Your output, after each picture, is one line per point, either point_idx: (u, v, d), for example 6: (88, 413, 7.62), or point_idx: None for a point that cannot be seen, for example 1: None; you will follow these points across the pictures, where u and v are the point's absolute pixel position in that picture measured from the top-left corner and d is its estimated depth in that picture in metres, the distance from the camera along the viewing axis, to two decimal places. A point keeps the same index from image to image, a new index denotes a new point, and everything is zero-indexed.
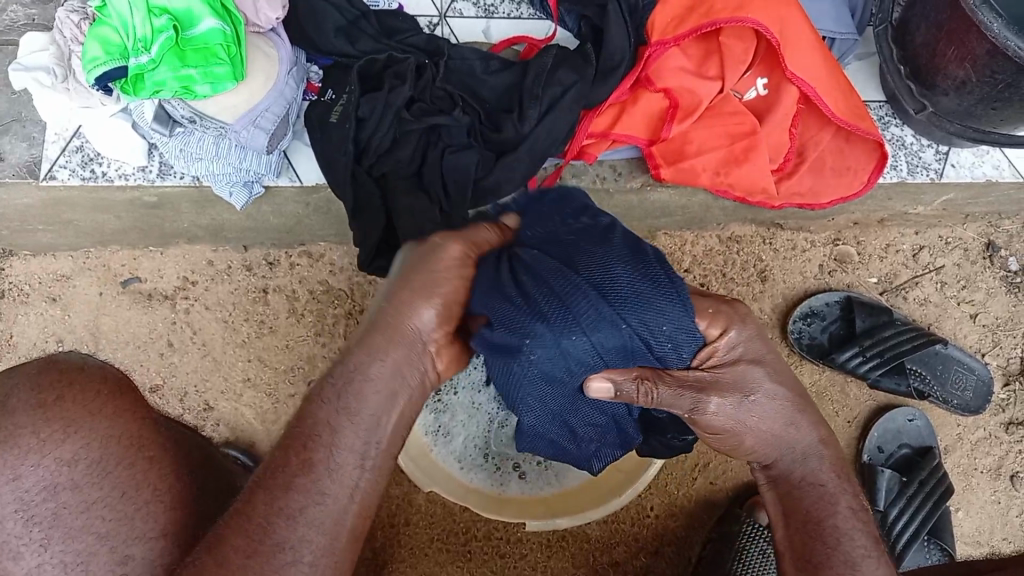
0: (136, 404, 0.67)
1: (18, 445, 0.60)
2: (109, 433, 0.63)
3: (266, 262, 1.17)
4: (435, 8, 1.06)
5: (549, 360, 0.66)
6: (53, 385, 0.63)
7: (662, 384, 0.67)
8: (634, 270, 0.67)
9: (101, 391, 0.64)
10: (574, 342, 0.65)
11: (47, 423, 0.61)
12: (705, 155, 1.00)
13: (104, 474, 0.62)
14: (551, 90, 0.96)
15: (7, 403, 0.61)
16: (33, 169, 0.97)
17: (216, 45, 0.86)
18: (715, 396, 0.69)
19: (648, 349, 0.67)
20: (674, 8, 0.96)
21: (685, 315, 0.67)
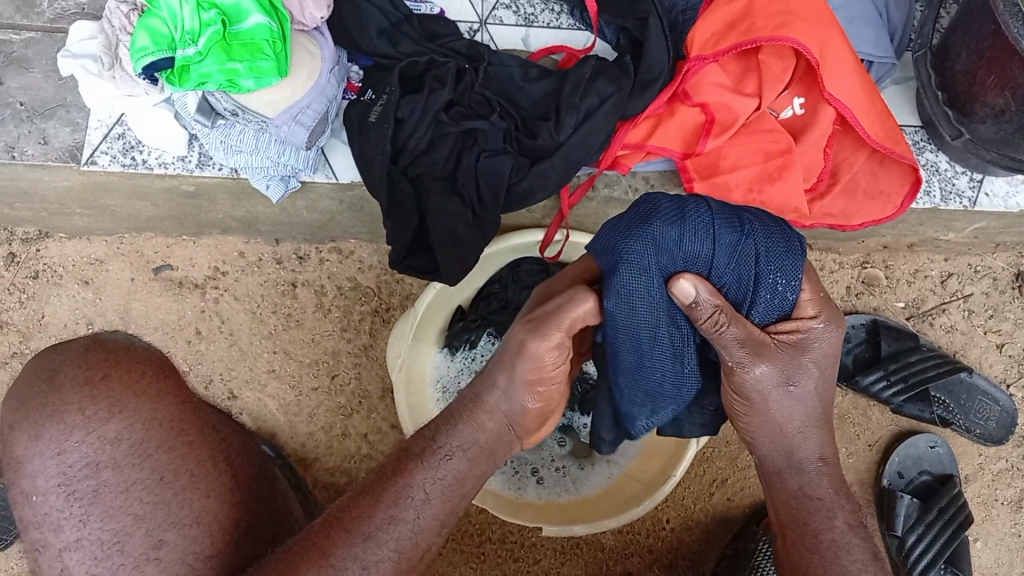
0: (179, 388, 0.74)
1: (64, 420, 0.68)
2: (151, 415, 0.70)
3: (296, 257, 1.18)
4: (476, 14, 1.07)
5: (677, 226, 0.71)
6: (100, 363, 0.71)
7: (727, 323, 0.69)
8: (764, 213, 0.76)
9: (147, 372, 0.72)
10: (697, 212, 0.72)
11: (93, 401, 0.69)
12: (739, 172, 1.00)
13: (145, 456, 0.69)
14: (589, 101, 0.96)
15: (56, 378, 0.70)
16: (75, 154, 0.99)
17: (262, 41, 0.87)
18: (767, 361, 0.71)
19: (752, 263, 0.72)
20: (715, 23, 0.96)
21: (797, 255, 0.73)
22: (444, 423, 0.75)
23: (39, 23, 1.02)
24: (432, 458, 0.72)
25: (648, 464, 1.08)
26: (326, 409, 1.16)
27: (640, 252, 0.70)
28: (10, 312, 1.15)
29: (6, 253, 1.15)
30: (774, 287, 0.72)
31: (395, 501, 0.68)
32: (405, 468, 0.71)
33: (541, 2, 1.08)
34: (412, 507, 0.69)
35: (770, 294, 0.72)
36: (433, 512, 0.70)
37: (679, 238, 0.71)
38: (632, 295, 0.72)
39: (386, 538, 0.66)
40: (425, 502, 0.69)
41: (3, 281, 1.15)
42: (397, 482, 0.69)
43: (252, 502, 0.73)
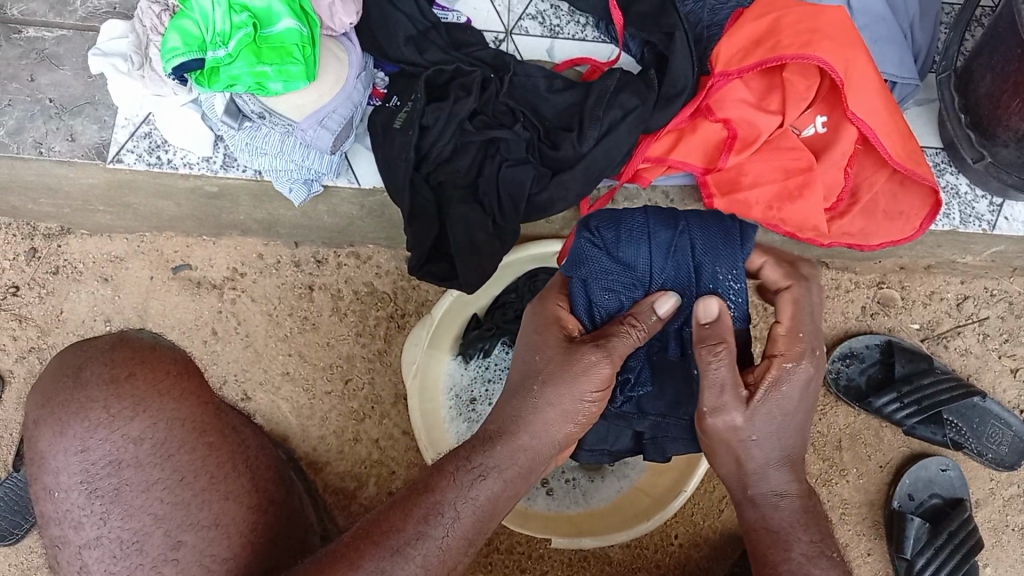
0: (203, 387, 0.74)
1: (88, 418, 0.69)
2: (174, 415, 0.71)
3: (314, 260, 1.19)
4: (502, 24, 1.08)
5: (614, 230, 0.79)
6: (126, 362, 0.71)
7: (722, 360, 0.70)
8: (706, 215, 0.82)
9: (172, 371, 0.73)
10: (635, 219, 0.80)
11: (118, 400, 0.69)
12: (759, 188, 1.01)
13: (167, 455, 0.69)
14: (613, 113, 0.97)
15: (83, 374, 0.70)
16: (102, 152, 1.00)
17: (292, 45, 0.88)
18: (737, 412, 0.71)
19: (690, 257, 0.79)
20: (741, 40, 0.97)
21: (733, 248, 0.79)
22: (483, 443, 0.73)
23: (72, 21, 1.03)
24: (466, 476, 0.72)
25: (658, 479, 1.08)
26: (338, 413, 1.17)
27: (584, 255, 0.79)
28: (29, 307, 1.16)
29: (28, 248, 1.16)
30: (715, 277, 0.78)
31: (426, 517, 0.69)
32: (437, 484, 0.71)
33: (567, 14, 1.09)
34: (442, 524, 0.69)
35: (713, 284, 0.78)
36: (462, 531, 0.70)
37: (616, 240, 0.79)
38: (590, 294, 0.78)
39: (414, 553, 0.67)
40: (456, 520, 0.69)
41: (23, 275, 1.16)
42: (428, 499, 0.70)
43: (268, 504, 0.74)
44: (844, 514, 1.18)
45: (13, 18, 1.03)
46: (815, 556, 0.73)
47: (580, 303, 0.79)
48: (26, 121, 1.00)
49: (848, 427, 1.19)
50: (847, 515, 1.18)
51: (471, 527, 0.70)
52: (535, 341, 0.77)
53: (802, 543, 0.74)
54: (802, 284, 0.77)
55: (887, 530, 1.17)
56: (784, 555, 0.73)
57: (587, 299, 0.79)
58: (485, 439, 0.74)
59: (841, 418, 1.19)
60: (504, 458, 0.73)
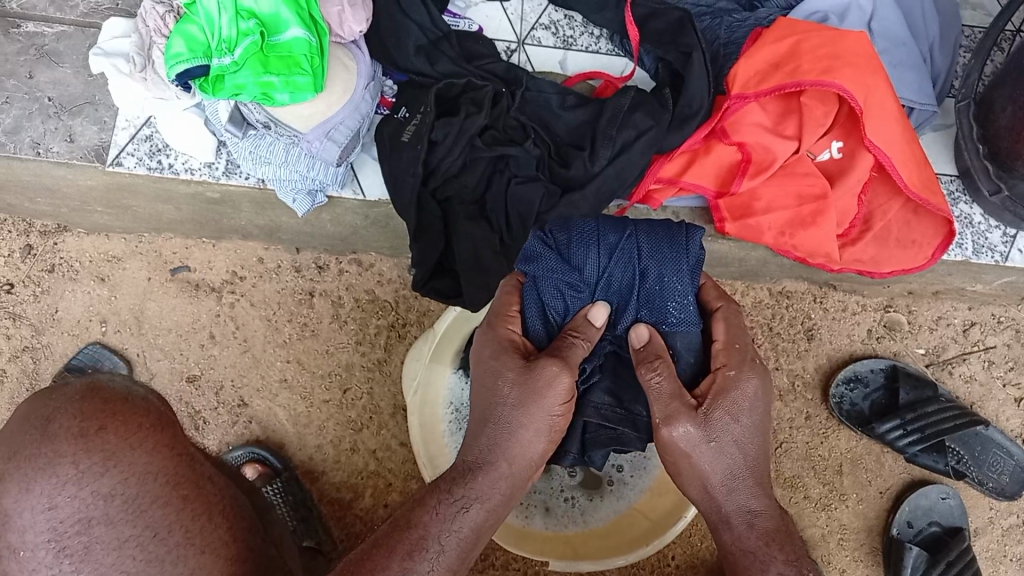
0: (175, 439, 0.66)
1: (56, 473, 0.59)
2: (146, 469, 0.62)
3: (315, 266, 1.16)
4: (515, 33, 1.07)
5: (565, 233, 0.80)
6: (96, 414, 0.62)
7: (662, 373, 0.73)
8: (658, 225, 0.81)
9: (144, 423, 0.64)
10: (584, 225, 0.80)
11: (88, 455, 0.60)
12: (772, 214, 0.99)
13: (140, 512, 0.61)
14: (625, 133, 0.95)
15: (49, 427, 0.60)
16: (101, 154, 0.98)
17: (300, 54, 0.87)
18: (685, 421, 0.72)
19: (636, 259, 0.79)
20: (759, 62, 0.94)
21: (679, 253, 0.79)
22: (461, 475, 0.73)
23: (72, 17, 1.01)
24: (449, 509, 0.72)
25: (657, 501, 1.06)
26: (336, 422, 1.15)
27: (535, 255, 0.79)
28: (23, 305, 1.14)
29: (24, 245, 1.14)
30: (661, 280, 0.78)
31: (411, 550, 0.68)
32: (418, 520, 0.71)
33: (581, 25, 1.07)
34: (429, 561, 0.69)
35: (658, 286, 0.78)
36: (448, 563, 0.70)
37: (567, 241, 0.79)
38: (540, 293, 0.79)
39: None
40: (440, 555, 0.69)
41: (18, 273, 1.14)
42: (411, 534, 0.70)
43: (245, 553, 0.67)
44: (841, 540, 1.17)
45: (13, 12, 1.01)
46: None
47: (531, 302, 0.80)
48: (24, 120, 0.98)
49: (849, 451, 1.18)
50: (844, 541, 1.17)
51: (455, 560, 0.70)
52: (493, 367, 0.76)
53: (779, 562, 0.71)
54: (732, 304, 0.81)
55: (884, 557, 1.16)
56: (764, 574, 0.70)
57: (537, 301, 0.80)
58: (465, 471, 0.74)
59: (843, 443, 1.18)
60: (485, 488, 0.73)
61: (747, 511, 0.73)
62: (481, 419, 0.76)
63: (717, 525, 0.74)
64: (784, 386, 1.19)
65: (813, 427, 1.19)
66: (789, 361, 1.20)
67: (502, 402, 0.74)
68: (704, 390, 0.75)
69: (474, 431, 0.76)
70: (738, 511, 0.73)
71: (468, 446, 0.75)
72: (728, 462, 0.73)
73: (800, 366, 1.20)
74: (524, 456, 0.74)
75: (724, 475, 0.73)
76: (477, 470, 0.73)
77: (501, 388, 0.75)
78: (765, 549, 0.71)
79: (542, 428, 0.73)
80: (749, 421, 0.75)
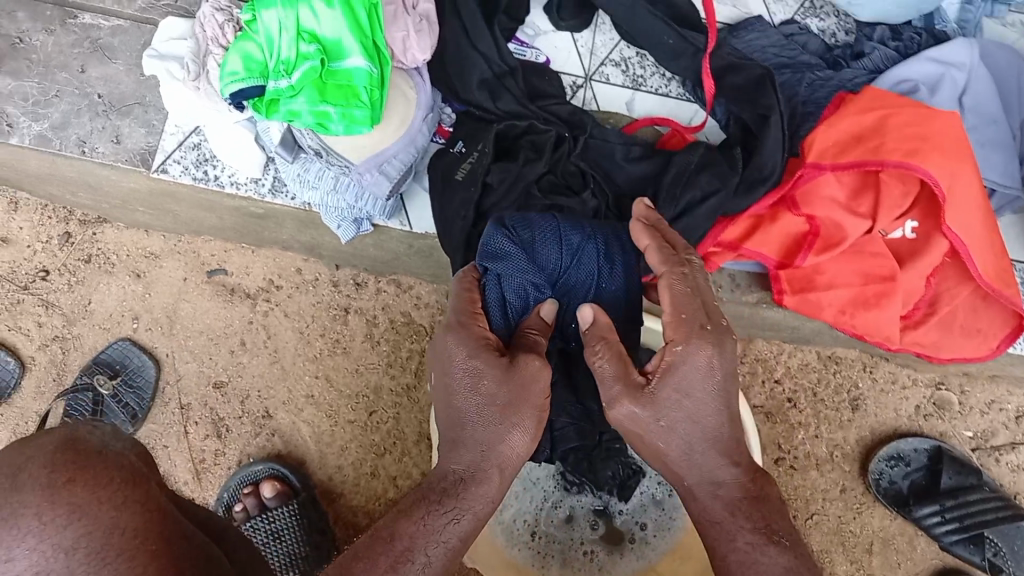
0: (149, 494, 0.58)
1: (16, 525, 0.52)
2: (114, 523, 0.55)
3: (353, 282, 1.14)
4: (582, 68, 1.02)
5: (528, 231, 0.78)
6: (67, 465, 0.55)
7: (604, 357, 0.68)
8: (607, 228, 0.83)
9: (115, 476, 0.57)
10: (545, 224, 0.79)
11: (52, 506, 0.53)
12: (834, 291, 0.94)
13: (102, 566, 0.53)
14: (691, 194, 0.90)
15: (18, 476, 0.54)
16: (146, 159, 0.95)
17: (360, 87, 0.83)
18: (626, 403, 0.65)
19: (592, 262, 0.80)
20: (839, 133, 0.89)
21: (627, 255, 0.82)
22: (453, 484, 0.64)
23: (129, 11, 0.98)
24: (437, 519, 0.63)
25: (675, 564, 1.04)
26: (358, 444, 1.12)
27: (504, 251, 0.76)
28: (57, 294, 1.12)
29: (62, 232, 1.13)
30: (612, 282, 0.81)
31: (394, 564, 0.59)
32: (402, 530, 0.61)
33: (652, 66, 1.02)
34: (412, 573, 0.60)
35: (607, 287, 0.80)
36: None
37: (531, 241, 0.78)
38: (503, 288, 0.76)
39: None
40: (426, 567, 0.60)
41: (55, 260, 1.12)
42: (394, 546, 0.60)
43: None
44: None
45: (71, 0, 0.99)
46: (762, 544, 0.62)
47: (492, 297, 0.75)
48: (72, 116, 0.96)
49: (882, 530, 1.15)
50: None
51: (439, 574, 0.61)
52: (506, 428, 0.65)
53: (746, 531, 0.63)
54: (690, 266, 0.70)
55: None
56: (730, 545, 0.63)
57: (498, 297, 0.76)
58: (456, 482, 0.65)
59: (876, 521, 1.15)
60: (478, 498, 0.64)
61: (712, 481, 0.66)
62: (458, 427, 0.66)
63: (685, 498, 0.67)
64: (824, 455, 1.16)
65: (847, 501, 1.15)
66: (830, 429, 1.16)
67: (489, 402, 0.65)
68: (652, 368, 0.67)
69: (454, 447, 0.66)
70: (699, 482, 0.66)
71: (453, 456, 0.66)
72: (685, 438, 0.65)
73: (841, 436, 1.16)
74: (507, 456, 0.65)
75: (682, 449, 0.65)
76: (468, 479, 0.64)
77: (482, 388, 0.66)
78: (731, 519, 0.64)
79: (530, 426, 0.66)
80: (708, 395, 0.65)
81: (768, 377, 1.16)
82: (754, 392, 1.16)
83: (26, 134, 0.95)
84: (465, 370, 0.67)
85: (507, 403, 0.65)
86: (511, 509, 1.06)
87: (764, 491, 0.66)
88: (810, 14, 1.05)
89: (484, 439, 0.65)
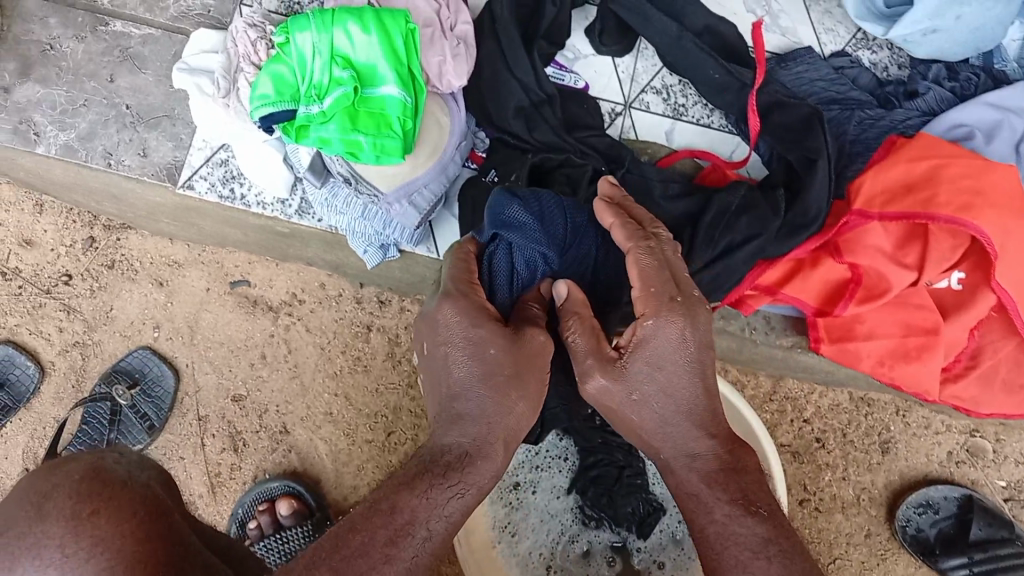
0: (172, 529, 0.55)
1: (40, 556, 0.50)
2: (134, 560, 0.51)
3: (377, 300, 1.12)
4: (622, 95, 0.98)
5: (535, 203, 0.77)
6: (93, 496, 0.52)
7: (576, 332, 0.67)
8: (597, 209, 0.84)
9: (139, 510, 0.54)
10: (548, 199, 0.78)
11: (76, 539, 0.50)
12: (873, 342, 0.90)
13: None
14: (730, 238, 0.86)
15: (45, 505, 0.51)
16: (173, 174, 0.93)
17: (393, 117, 0.81)
18: (597, 375, 0.65)
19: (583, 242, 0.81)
20: (889, 181, 0.85)
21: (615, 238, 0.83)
22: (458, 458, 0.61)
23: (162, 19, 0.96)
24: (442, 494, 0.59)
25: None
26: (376, 465, 1.10)
27: (514, 220, 0.74)
28: (79, 299, 1.11)
29: (86, 236, 1.11)
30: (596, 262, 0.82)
31: (394, 537, 0.56)
32: (403, 501, 0.58)
33: (694, 95, 0.98)
34: (411, 549, 0.57)
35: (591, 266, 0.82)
36: (432, 552, 0.58)
37: (540, 214, 0.77)
38: (512, 258, 0.75)
39: None
40: (426, 542, 0.57)
41: (78, 264, 1.11)
42: (393, 520, 0.57)
43: None
44: None
45: (102, 7, 0.97)
46: (739, 514, 0.61)
47: (501, 268, 0.74)
48: (99, 127, 0.94)
49: None
50: None
51: (438, 550, 0.58)
52: None
53: (723, 503, 0.62)
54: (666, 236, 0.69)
55: None
56: (708, 518, 0.62)
57: (506, 266, 0.75)
58: (460, 455, 0.61)
59: (900, 568, 1.12)
60: (484, 475, 0.61)
61: (687, 454, 0.65)
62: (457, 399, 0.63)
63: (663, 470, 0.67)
64: (851, 499, 1.13)
65: (871, 546, 1.13)
66: (858, 471, 1.14)
67: (495, 372, 0.63)
68: (625, 342, 0.66)
69: (448, 421, 0.63)
70: (675, 456, 0.65)
71: (447, 429, 0.63)
72: (658, 412, 0.65)
73: (869, 479, 1.13)
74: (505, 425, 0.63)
75: (656, 422, 0.65)
76: (474, 455, 0.61)
77: (485, 354, 0.64)
78: (709, 491, 0.63)
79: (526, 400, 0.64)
80: (680, 369, 0.65)
81: (797, 416, 1.13)
82: (781, 430, 1.13)
83: (53, 144, 0.93)
84: (466, 337, 0.64)
85: (513, 372, 0.64)
86: (527, 542, 1.05)
87: (741, 462, 0.65)
88: (862, 46, 1.00)
89: (486, 406, 0.62)
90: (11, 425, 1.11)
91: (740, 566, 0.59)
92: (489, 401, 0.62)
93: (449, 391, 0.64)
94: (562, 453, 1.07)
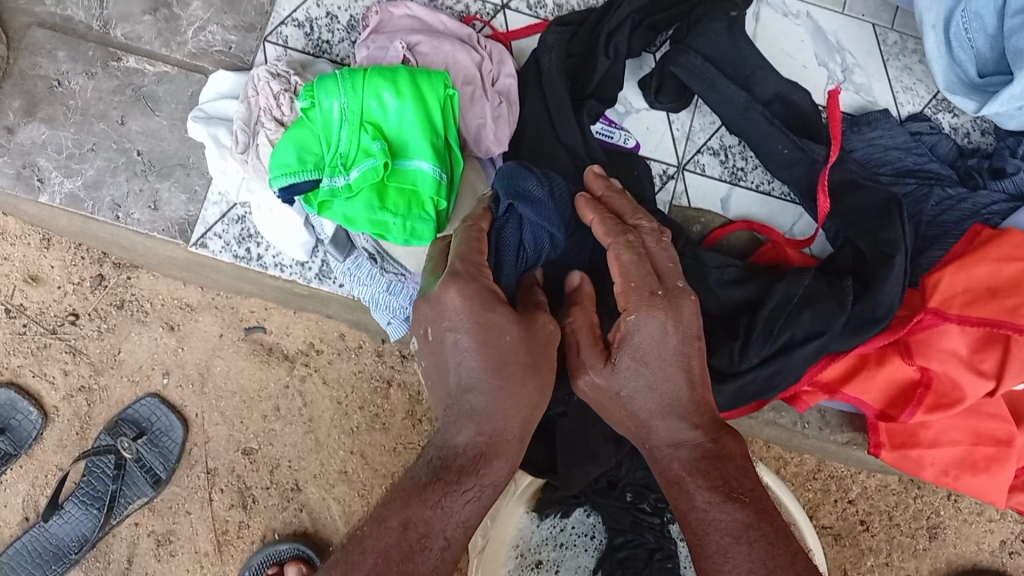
0: None
1: None
2: None
3: (399, 355, 1.06)
4: (675, 154, 0.89)
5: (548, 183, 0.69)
6: None
7: (577, 323, 0.61)
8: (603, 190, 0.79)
9: None
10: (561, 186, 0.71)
11: None
12: (939, 449, 0.82)
13: None
14: (791, 336, 0.78)
15: None
16: (185, 231, 0.86)
17: (426, 197, 0.74)
18: (586, 372, 0.59)
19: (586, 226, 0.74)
20: (971, 280, 0.79)
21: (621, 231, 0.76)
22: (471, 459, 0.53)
23: (178, 57, 0.90)
24: (456, 499, 0.52)
25: None
26: None
27: (530, 193, 0.66)
28: (85, 340, 1.05)
29: (95, 274, 1.05)
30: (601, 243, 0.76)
31: (409, 552, 0.50)
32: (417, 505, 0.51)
33: (753, 158, 0.90)
34: (430, 561, 0.50)
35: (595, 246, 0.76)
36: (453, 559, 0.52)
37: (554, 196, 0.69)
38: (523, 232, 0.66)
39: None
40: (446, 552, 0.51)
41: (85, 304, 1.05)
42: (410, 531, 0.50)
43: None
44: None
45: (115, 42, 0.90)
46: (721, 501, 0.54)
47: (510, 239, 0.65)
48: (107, 174, 0.87)
49: None
50: None
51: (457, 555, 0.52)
52: None
53: (704, 489, 0.55)
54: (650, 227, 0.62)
55: None
56: (690, 503, 0.55)
57: (515, 241, 0.66)
58: (475, 457, 0.54)
59: None
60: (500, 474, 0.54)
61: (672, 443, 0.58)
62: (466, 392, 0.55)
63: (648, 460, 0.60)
64: None
65: None
66: (902, 557, 1.06)
67: (512, 359, 0.55)
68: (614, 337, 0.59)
69: (459, 416, 0.55)
70: (661, 445, 0.58)
71: (459, 426, 0.55)
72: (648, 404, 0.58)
73: (914, 565, 1.06)
74: (521, 417, 0.55)
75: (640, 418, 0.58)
76: (489, 453, 0.54)
77: (500, 339, 0.55)
78: (691, 479, 0.56)
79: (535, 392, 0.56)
80: (665, 372, 0.57)
81: (842, 496, 1.05)
82: (824, 511, 1.05)
83: (57, 192, 0.86)
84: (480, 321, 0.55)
85: (530, 360, 0.56)
86: None
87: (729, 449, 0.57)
88: (943, 108, 0.91)
89: (499, 400, 0.54)
90: (11, 472, 1.06)
91: (722, 553, 0.52)
92: (505, 392, 0.54)
93: (457, 382, 0.56)
94: (588, 530, 1.00)
